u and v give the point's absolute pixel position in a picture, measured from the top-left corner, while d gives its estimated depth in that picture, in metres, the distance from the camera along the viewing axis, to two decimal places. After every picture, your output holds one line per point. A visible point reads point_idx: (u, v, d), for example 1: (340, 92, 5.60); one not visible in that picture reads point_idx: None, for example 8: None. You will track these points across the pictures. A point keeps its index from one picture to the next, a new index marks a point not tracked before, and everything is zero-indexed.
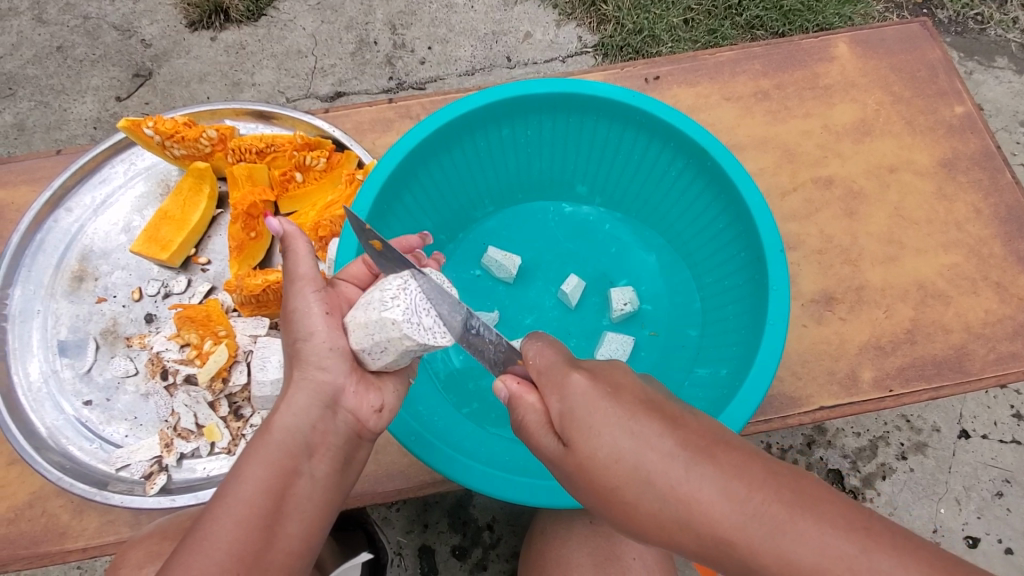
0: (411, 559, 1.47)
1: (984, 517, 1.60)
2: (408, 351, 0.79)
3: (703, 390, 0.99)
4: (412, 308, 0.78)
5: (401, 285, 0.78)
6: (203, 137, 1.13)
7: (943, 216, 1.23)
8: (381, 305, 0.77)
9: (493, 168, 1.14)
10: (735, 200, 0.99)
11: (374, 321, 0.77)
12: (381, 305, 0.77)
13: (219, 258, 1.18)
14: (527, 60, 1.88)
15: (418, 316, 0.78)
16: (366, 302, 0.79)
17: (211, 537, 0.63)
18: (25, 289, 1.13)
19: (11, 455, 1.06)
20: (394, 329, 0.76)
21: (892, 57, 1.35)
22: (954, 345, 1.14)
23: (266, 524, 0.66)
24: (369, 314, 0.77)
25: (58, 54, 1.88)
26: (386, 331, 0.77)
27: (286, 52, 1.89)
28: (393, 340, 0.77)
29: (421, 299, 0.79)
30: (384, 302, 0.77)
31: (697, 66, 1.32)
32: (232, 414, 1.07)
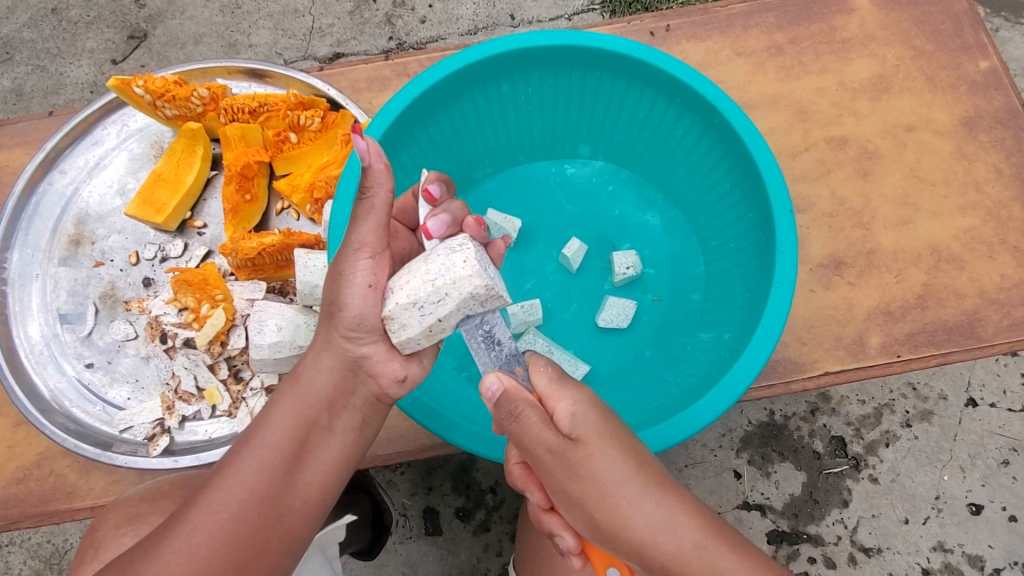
0: (416, 520, 1.51)
1: (988, 485, 1.59)
2: (468, 302, 0.75)
3: (705, 355, 0.97)
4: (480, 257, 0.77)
5: (468, 240, 0.78)
6: (194, 96, 1.10)
7: (962, 177, 1.18)
8: (451, 250, 0.76)
9: (492, 127, 1.10)
10: (743, 158, 0.95)
11: (438, 264, 0.75)
12: (449, 250, 0.77)
13: (215, 221, 1.16)
14: (532, 18, 1.81)
15: (486, 266, 0.78)
16: (429, 253, 0.78)
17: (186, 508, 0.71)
18: (23, 253, 1.13)
19: (18, 417, 1.08)
20: (467, 278, 0.74)
21: (915, 8, 1.27)
22: (966, 311, 1.11)
23: (253, 490, 0.73)
24: (435, 261, 0.76)
25: (52, 16, 1.83)
26: (454, 273, 0.75)
27: (283, 11, 1.83)
28: (459, 284, 0.74)
29: (485, 256, 0.79)
30: (453, 248, 0.77)
31: (708, 19, 1.26)
32: (231, 376, 1.07)
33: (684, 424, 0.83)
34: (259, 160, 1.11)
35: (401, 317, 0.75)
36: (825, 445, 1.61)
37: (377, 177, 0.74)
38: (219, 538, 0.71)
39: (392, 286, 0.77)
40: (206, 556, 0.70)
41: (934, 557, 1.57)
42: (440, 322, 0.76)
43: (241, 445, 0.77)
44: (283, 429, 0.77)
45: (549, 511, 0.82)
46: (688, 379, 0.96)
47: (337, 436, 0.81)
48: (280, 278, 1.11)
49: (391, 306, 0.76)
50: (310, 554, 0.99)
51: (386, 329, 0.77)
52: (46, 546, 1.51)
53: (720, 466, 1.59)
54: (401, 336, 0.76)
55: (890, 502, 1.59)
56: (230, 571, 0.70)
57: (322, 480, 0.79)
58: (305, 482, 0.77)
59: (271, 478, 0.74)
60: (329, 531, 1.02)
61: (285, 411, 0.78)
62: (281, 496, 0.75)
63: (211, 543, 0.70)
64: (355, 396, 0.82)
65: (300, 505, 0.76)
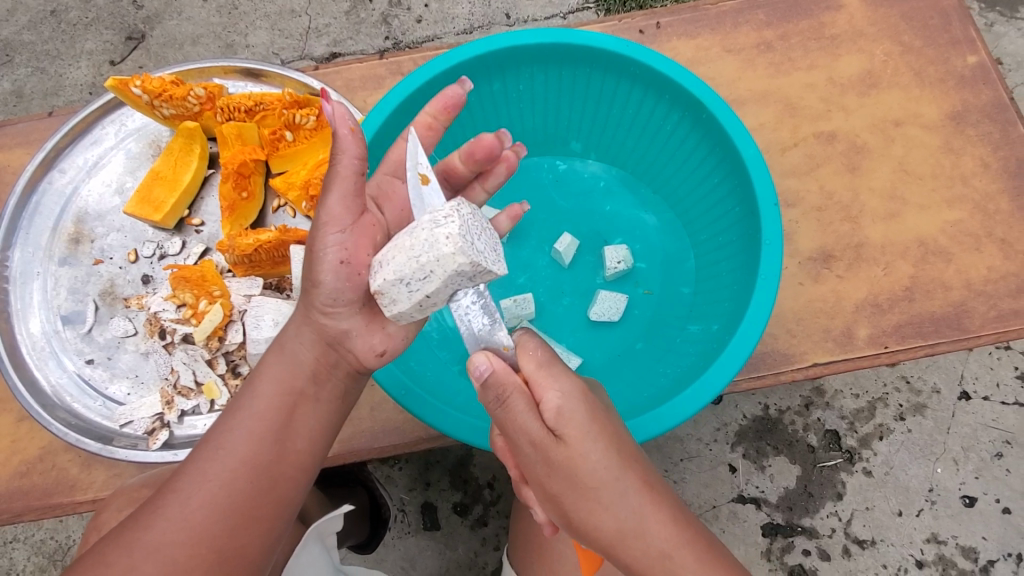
0: (414, 515, 1.52)
1: (982, 477, 1.61)
2: (456, 277, 0.74)
3: (694, 347, 0.98)
4: (466, 230, 0.75)
5: (453, 212, 0.75)
6: (191, 96, 1.12)
7: (949, 171, 1.20)
8: (433, 226, 0.74)
9: (485, 124, 1.12)
10: (730, 152, 0.96)
11: (423, 240, 0.74)
12: (433, 223, 0.74)
13: (212, 219, 1.18)
14: (527, 17, 1.82)
15: (472, 240, 0.74)
16: (415, 227, 0.77)
17: (183, 495, 0.72)
18: (25, 252, 1.15)
19: (21, 412, 1.09)
20: (448, 257, 0.72)
21: (903, 5, 1.29)
22: (953, 302, 1.12)
23: (249, 478, 0.74)
24: (418, 236, 0.75)
25: (52, 18, 1.85)
26: (438, 250, 0.73)
27: (280, 11, 1.84)
28: (441, 260, 0.73)
29: (471, 225, 0.75)
30: (437, 221, 0.74)
31: (698, 16, 1.27)
32: (229, 371, 1.09)
33: (671, 413, 0.85)
34: (255, 159, 1.12)
35: (391, 292, 0.77)
36: (819, 438, 1.63)
37: (344, 143, 0.77)
38: (212, 506, 0.72)
39: (381, 261, 0.78)
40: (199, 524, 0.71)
41: (927, 549, 1.59)
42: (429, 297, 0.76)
43: (227, 417, 0.79)
44: (266, 400, 0.79)
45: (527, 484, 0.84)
46: (677, 371, 0.97)
47: (321, 405, 0.83)
48: (277, 274, 1.12)
49: (380, 282, 0.77)
50: (307, 541, 1.01)
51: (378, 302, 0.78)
52: (50, 542, 1.53)
53: (714, 460, 1.61)
54: (392, 311, 0.77)
55: (884, 494, 1.61)
56: (221, 538, 0.71)
57: (310, 446, 0.81)
58: (293, 449, 0.79)
59: (258, 445, 0.76)
60: (327, 520, 1.02)
61: (267, 383, 0.80)
62: (271, 464, 0.76)
63: (203, 510, 0.71)
64: (333, 367, 0.84)
65: (290, 470, 0.78)
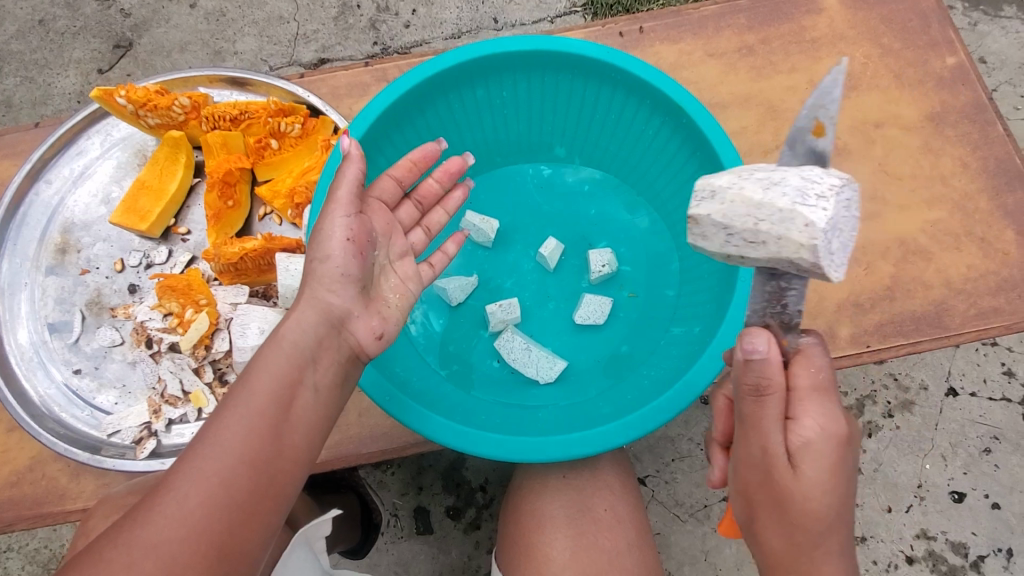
0: (407, 520, 1.53)
1: (970, 473, 1.63)
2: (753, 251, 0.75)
3: (678, 349, 0.99)
4: (836, 217, 0.71)
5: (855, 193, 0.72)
6: (176, 105, 1.12)
7: (928, 171, 1.22)
8: (809, 179, 0.71)
9: (469, 130, 1.13)
10: (710, 156, 0.97)
11: (771, 207, 0.73)
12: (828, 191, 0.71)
13: (198, 228, 1.18)
14: (514, 21, 1.84)
15: (830, 237, 0.72)
16: (780, 181, 0.74)
17: None
18: (12, 262, 1.15)
19: (10, 423, 1.09)
20: (816, 209, 0.70)
21: (883, 7, 1.31)
22: (933, 301, 1.14)
23: None
24: (794, 185, 0.72)
25: (39, 27, 1.84)
26: (782, 224, 0.72)
27: (268, 18, 1.85)
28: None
29: (842, 218, 0.72)
30: (805, 196, 0.70)
31: (680, 21, 1.29)
32: (216, 380, 1.09)
33: (654, 414, 0.86)
34: (241, 167, 1.13)
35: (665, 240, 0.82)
36: None
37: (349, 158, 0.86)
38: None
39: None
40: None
41: (917, 544, 1.60)
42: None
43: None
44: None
45: None
46: (660, 373, 0.98)
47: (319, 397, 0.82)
48: (263, 282, 1.12)
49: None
50: (296, 545, 1.00)
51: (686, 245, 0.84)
52: (44, 551, 1.53)
53: (706, 459, 1.62)
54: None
55: (874, 491, 1.62)
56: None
57: (309, 441, 0.80)
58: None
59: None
60: (316, 524, 1.03)
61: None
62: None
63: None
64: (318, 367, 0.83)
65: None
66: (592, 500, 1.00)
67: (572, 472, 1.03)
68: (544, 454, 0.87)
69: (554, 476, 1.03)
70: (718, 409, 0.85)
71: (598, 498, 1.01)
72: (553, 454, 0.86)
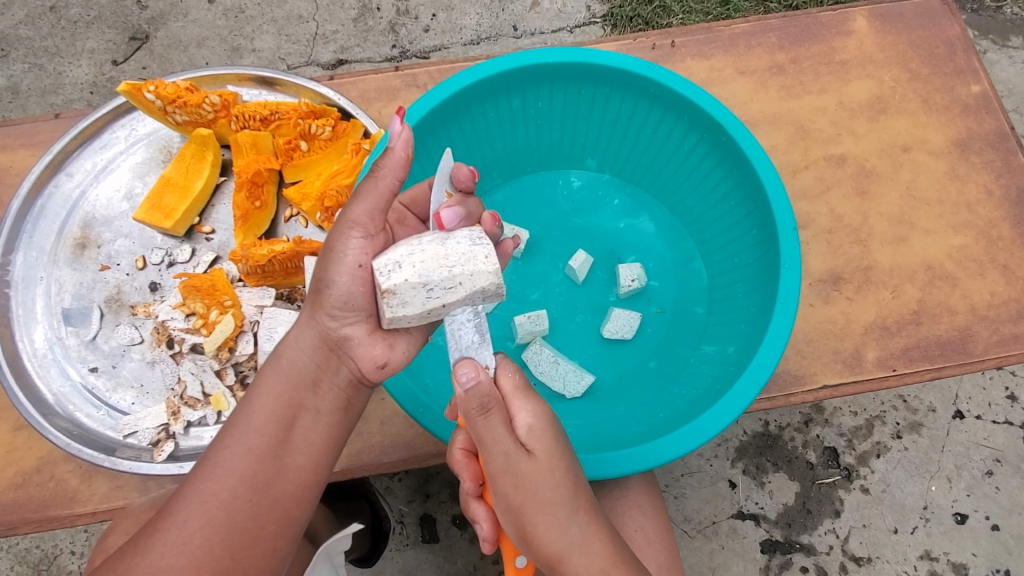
0: (413, 527, 1.51)
1: (973, 495, 1.63)
2: None
3: (710, 367, 0.99)
4: None
5: None
6: (206, 103, 1.11)
7: (954, 197, 1.22)
8: None
9: (501, 139, 1.12)
10: (748, 176, 0.97)
11: None
12: None
13: (223, 227, 1.16)
14: (534, 30, 1.84)
15: None
16: None
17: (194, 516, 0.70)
18: (27, 256, 1.12)
19: (19, 421, 1.07)
20: None
21: (911, 32, 1.32)
22: (958, 326, 1.14)
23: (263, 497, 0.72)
24: None
25: (51, 14, 1.83)
26: None
27: (287, 17, 1.84)
28: (474, 276, 0.77)
29: None
30: None
31: (711, 37, 1.29)
32: (238, 382, 1.07)
33: (690, 435, 0.85)
34: (270, 168, 1.12)
35: (404, 294, 0.76)
36: (818, 455, 1.64)
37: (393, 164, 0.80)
38: (214, 527, 0.70)
39: (398, 261, 0.77)
40: (200, 546, 0.69)
41: (921, 565, 1.60)
42: (443, 307, 0.78)
43: (226, 436, 0.77)
44: (266, 418, 0.77)
45: (477, 500, 0.89)
46: (692, 392, 0.98)
47: (324, 417, 0.81)
48: (288, 285, 1.11)
49: (397, 281, 0.76)
50: (318, 561, 1.01)
51: (383, 301, 0.76)
52: (36, 551, 1.50)
53: (715, 476, 1.62)
54: (397, 313, 0.76)
55: (881, 512, 1.62)
56: (225, 560, 0.70)
57: (310, 461, 0.79)
58: (295, 468, 0.77)
59: (252, 474, 0.73)
60: (337, 539, 1.03)
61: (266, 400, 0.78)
62: (272, 481, 0.75)
63: (203, 532, 0.70)
64: (339, 378, 0.82)
65: (292, 490, 0.76)
66: (622, 519, 0.99)
67: (603, 489, 1.01)
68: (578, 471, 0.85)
69: None
70: (457, 463, 0.85)
71: (629, 517, 0.99)
72: (588, 472, 0.85)
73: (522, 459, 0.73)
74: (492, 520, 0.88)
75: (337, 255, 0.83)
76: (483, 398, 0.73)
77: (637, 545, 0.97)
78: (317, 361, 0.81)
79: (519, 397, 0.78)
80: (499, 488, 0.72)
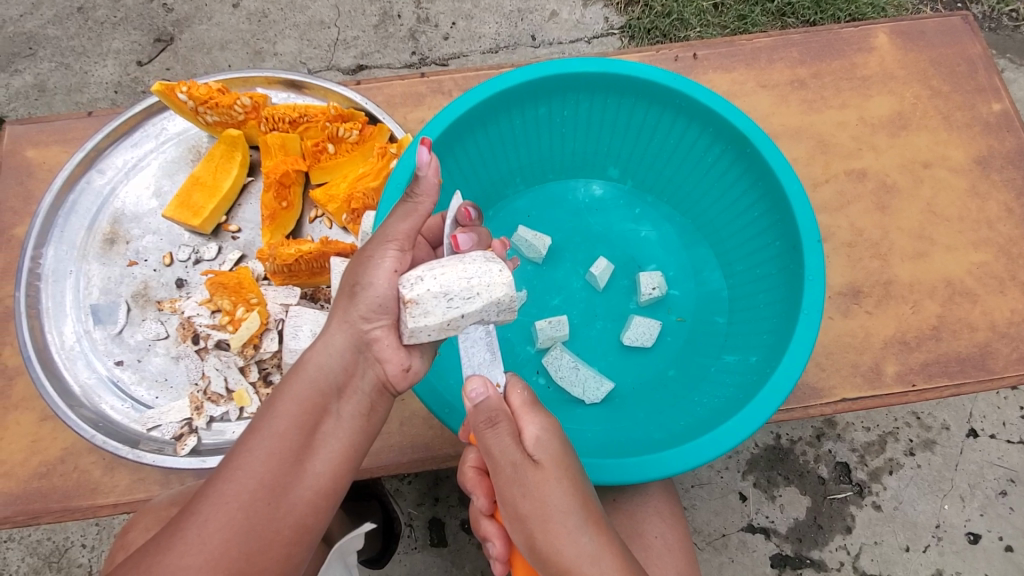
0: (421, 530, 1.51)
1: (986, 515, 1.61)
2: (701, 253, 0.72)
3: (731, 377, 0.99)
4: None
5: None
6: (237, 105, 1.13)
7: (975, 214, 1.22)
8: None
9: (526, 147, 1.14)
10: (772, 187, 0.98)
11: None
12: None
13: (249, 226, 1.18)
14: (552, 40, 1.86)
15: None
16: None
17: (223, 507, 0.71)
18: (58, 249, 1.14)
19: (44, 411, 1.08)
20: None
21: (932, 50, 1.33)
22: (978, 343, 1.14)
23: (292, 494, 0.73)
24: None
25: (79, 15, 1.87)
26: None
27: (309, 22, 1.87)
28: (491, 286, 0.80)
29: None
30: None
31: (734, 51, 1.30)
32: (261, 379, 1.09)
33: (714, 443, 0.85)
34: (297, 169, 1.14)
35: (426, 304, 0.79)
36: (830, 470, 1.64)
37: (426, 189, 0.85)
38: (237, 526, 0.67)
39: (420, 274, 0.81)
40: (220, 547, 0.66)
41: None
42: (461, 318, 0.80)
43: (251, 435, 0.74)
44: (293, 419, 0.75)
45: (488, 517, 0.93)
46: (713, 400, 0.98)
47: (348, 418, 0.80)
48: (313, 284, 1.13)
49: (419, 291, 0.79)
50: (331, 561, 1.00)
51: (405, 311, 0.79)
52: (47, 543, 1.51)
53: (726, 488, 1.61)
54: (418, 322, 0.78)
55: (892, 529, 1.61)
56: (243, 562, 0.67)
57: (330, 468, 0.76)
58: (321, 470, 0.75)
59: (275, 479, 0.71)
60: (352, 539, 1.01)
61: (292, 397, 0.77)
62: (299, 480, 0.73)
63: (223, 534, 0.66)
64: (366, 378, 0.83)
65: (317, 494, 0.74)
66: (643, 525, 0.99)
67: (623, 495, 1.01)
68: (602, 476, 0.85)
69: (605, 500, 1.01)
70: (468, 480, 0.89)
71: (650, 525, 0.99)
72: (610, 478, 0.85)
73: (529, 470, 0.71)
74: (504, 538, 0.91)
75: (369, 255, 0.84)
76: (491, 412, 0.74)
77: (657, 553, 0.97)
78: (344, 361, 0.81)
79: (529, 411, 0.78)
80: (515, 497, 0.71)
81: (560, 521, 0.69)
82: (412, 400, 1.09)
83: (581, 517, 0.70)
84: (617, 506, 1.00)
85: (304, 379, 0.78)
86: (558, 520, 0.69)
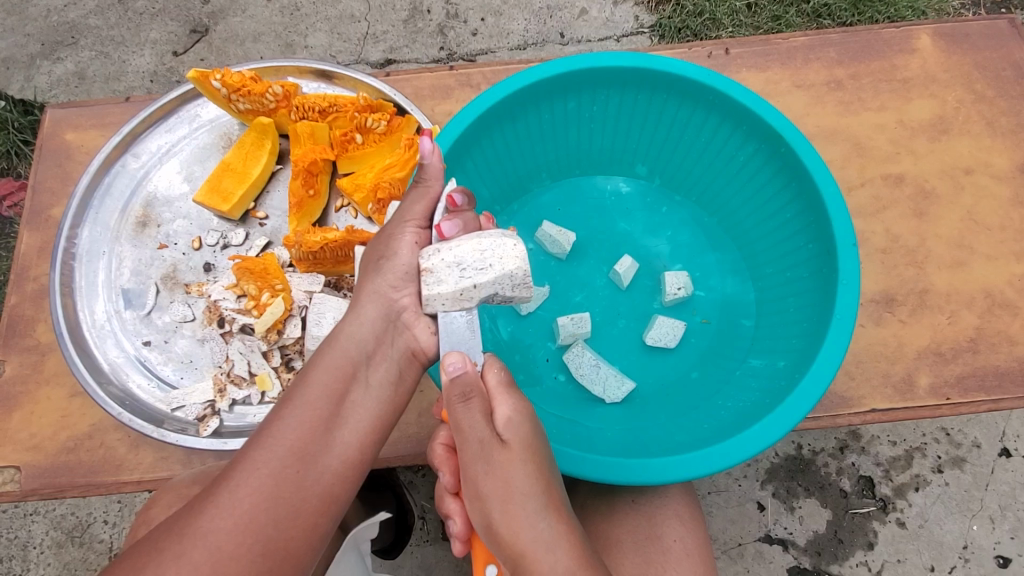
0: (434, 524, 1.51)
1: (1019, 538, 1.55)
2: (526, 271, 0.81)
3: (757, 382, 0.97)
4: None
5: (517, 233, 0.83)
6: (269, 93, 1.14)
7: (1018, 224, 1.18)
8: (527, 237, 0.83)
9: (554, 142, 1.12)
10: (807, 189, 0.96)
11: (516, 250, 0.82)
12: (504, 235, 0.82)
13: (277, 213, 1.20)
14: (582, 37, 1.85)
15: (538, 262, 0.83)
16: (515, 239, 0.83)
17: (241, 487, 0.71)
18: (92, 230, 1.17)
19: (74, 388, 1.11)
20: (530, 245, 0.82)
21: (977, 53, 1.28)
22: (1018, 357, 1.09)
23: None
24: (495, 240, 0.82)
25: (119, 5, 1.91)
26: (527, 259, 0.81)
27: (340, 16, 1.89)
28: (503, 258, 0.79)
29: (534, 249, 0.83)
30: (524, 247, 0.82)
31: (768, 50, 1.27)
32: (283, 365, 1.10)
33: (739, 447, 0.83)
34: (325, 158, 1.15)
35: (440, 273, 0.79)
36: (853, 484, 1.59)
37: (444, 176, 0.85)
38: (260, 495, 0.67)
39: (438, 246, 0.82)
40: (236, 527, 0.66)
41: None
42: (473, 288, 0.78)
43: (270, 416, 0.74)
44: (311, 402, 0.75)
45: (452, 495, 0.88)
46: (738, 405, 0.96)
47: (368, 395, 0.79)
48: (336, 273, 1.14)
49: (434, 261, 0.80)
50: (346, 548, 1.00)
51: (422, 280, 0.80)
52: (71, 518, 1.55)
53: (743, 496, 1.58)
54: (432, 290, 0.79)
55: (917, 548, 1.56)
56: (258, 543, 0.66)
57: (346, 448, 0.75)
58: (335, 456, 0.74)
59: (293, 456, 0.70)
60: (365, 526, 1.03)
61: (309, 378, 0.77)
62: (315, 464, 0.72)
63: (238, 515, 0.66)
64: (385, 365, 0.82)
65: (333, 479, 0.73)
66: (659, 527, 0.97)
67: (640, 495, 1.00)
68: (623, 478, 0.83)
69: (621, 499, 0.99)
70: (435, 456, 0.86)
71: (667, 527, 0.97)
72: (630, 478, 0.83)
73: (510, 452, 0.70)
74: (465, 517, 0.87)
75: (392, 245, 0.85)
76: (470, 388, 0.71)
77: (672, 556, 0.95)
78: (362, 340, 0.82)
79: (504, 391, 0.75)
80: (505, 488, 0.69)
81: (522, 506, 0.67)
82: (431, 392, 1.09)
83: (546, 504, 0.68)
84: (633, 506, 0.99)
85: (325, 365, 0.79)
86: (519, 502, 0.68)
